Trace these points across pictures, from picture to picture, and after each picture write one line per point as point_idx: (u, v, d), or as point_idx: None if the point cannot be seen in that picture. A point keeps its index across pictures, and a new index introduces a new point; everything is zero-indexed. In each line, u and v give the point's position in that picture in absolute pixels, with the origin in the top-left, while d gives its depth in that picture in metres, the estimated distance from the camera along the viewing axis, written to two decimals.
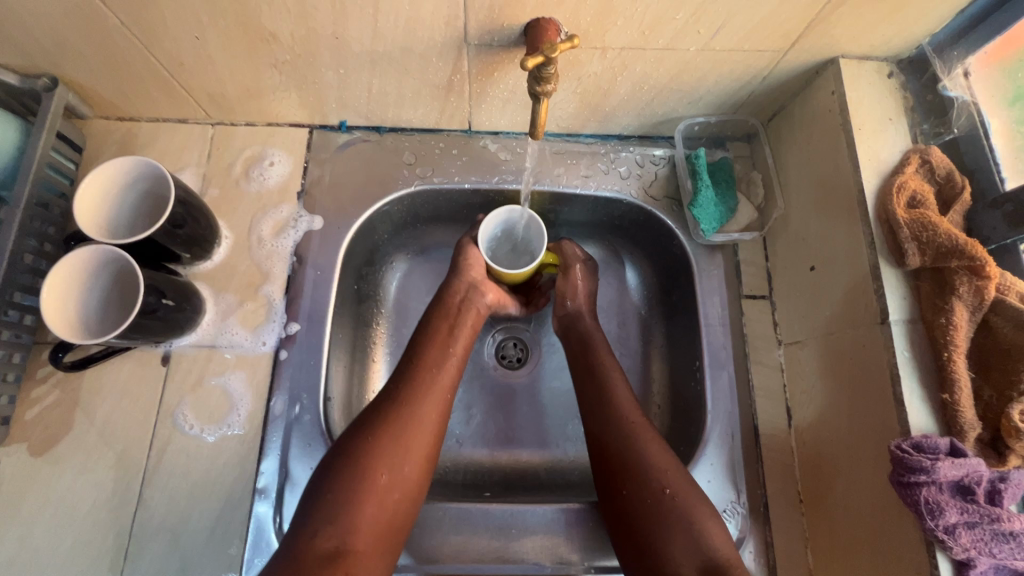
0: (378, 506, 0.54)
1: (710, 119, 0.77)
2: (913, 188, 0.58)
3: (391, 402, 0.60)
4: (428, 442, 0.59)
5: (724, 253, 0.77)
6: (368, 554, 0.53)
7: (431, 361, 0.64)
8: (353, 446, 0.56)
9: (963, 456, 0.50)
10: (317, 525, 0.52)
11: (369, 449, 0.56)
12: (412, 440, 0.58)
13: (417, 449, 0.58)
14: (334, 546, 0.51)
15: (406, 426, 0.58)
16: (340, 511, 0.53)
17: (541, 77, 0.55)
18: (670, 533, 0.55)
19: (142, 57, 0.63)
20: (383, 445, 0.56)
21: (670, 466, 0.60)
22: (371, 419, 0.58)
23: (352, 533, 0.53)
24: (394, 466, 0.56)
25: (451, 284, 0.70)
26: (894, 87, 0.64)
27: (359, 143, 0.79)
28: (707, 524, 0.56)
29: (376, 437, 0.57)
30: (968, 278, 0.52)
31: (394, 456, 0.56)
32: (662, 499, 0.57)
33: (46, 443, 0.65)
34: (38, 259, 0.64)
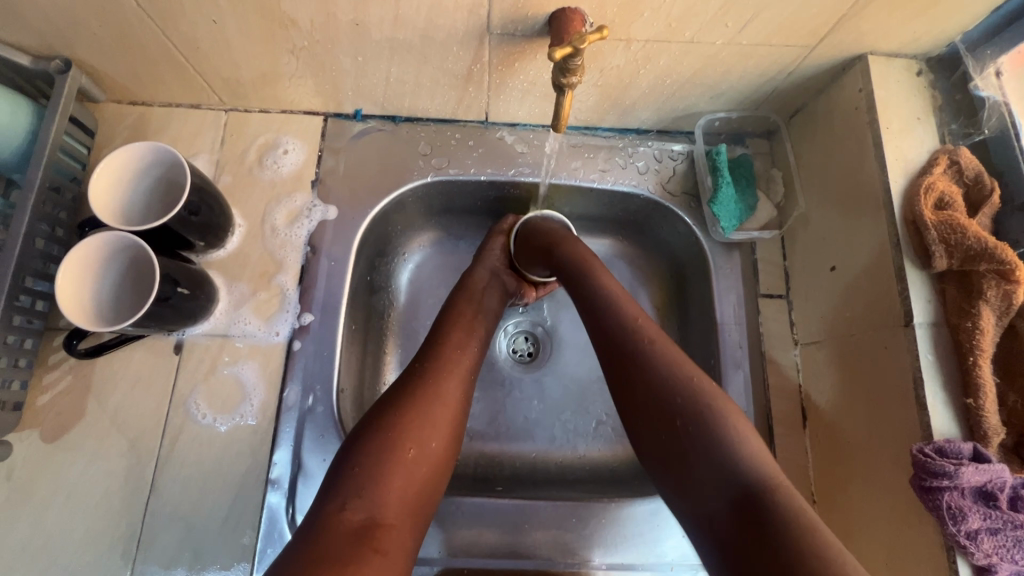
0: (408, 477, 0.52)
1: (731, 115, 0.76)
2: (941, 189, 0.57)
3: (415, 377, 0.59)
4: (454, 416, 0.58)
5: (742, 252, 0.76)
6: (401, 529, 0.50)
7: (455, 342, 0.63)
8: (377, 419, 0.55)
9: (986, 462, 0.49)
10: (345, 498, 0.49)
11: (398, 421, 0.54)
12: (440, 415, 0.56)
13: (445, 422, 0.57)
14: (363, 519, 0.49)
15: (432, 398, 0.57)
16: (369, 483, 0.51)
17: (567, 68, 0.54)
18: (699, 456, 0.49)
19: (157, 40, 0.62)
20: (410, 416, 0.55)
21: (697, 383, 0.53)
22: (395, 393, 0.57)
23: (382, 505, 0.50)
24: (423, 439, 0.54)
25: (471, 272, 0.72)
26: (923, 86, 0.63)
27: (374, 132, 0.78)
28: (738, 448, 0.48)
29: (403, 408, 0.55)
30: (996, 282, 0.52)
31: (422, 427, 0.55)
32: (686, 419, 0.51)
33: (59, 430, 0.65)
34: (50, 244, 0.63)
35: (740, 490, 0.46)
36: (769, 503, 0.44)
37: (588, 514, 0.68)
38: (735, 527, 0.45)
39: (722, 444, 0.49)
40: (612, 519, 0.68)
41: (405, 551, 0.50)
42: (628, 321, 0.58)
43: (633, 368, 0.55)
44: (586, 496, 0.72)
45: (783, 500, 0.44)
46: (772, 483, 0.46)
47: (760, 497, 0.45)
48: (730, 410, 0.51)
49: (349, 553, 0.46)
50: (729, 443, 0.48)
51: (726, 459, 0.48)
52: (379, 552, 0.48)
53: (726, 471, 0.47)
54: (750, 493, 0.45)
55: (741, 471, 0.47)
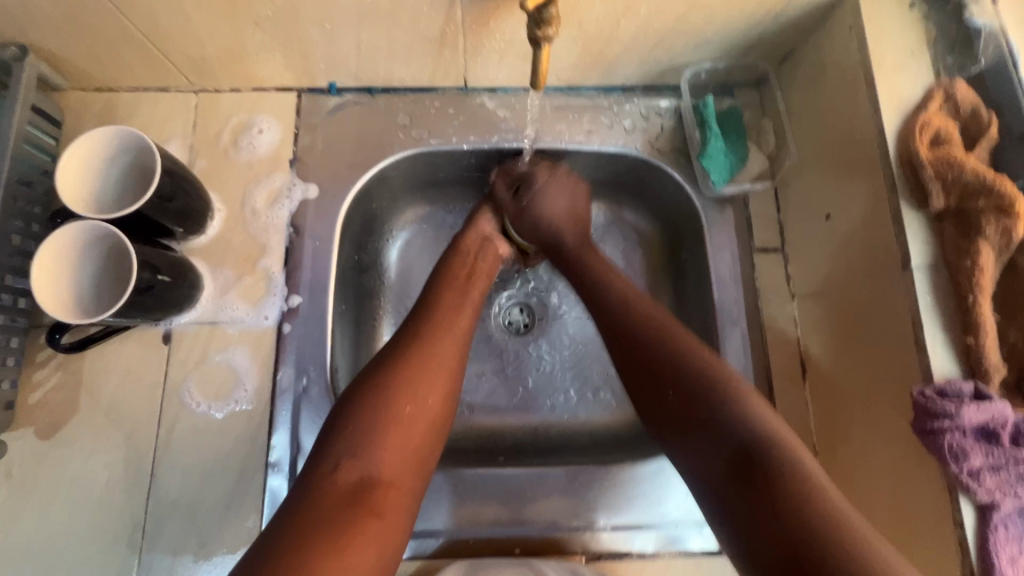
0: (404, 435, 0.51)
1: (718, 65, 0.73)
2: (937, 126, 0.55)
3: (407, 339, 0.57)
4: (450, 374, 0.57)
5: (735, 207, 0.74)
6: (397, 489, 0.49)
7: (449, 305, 0.62)
8: (373, 378, 0.53)
9: (988, 400, 0.49)
10: (338, 458, 0.48)
11: (390, 380, 0.53)
12: (433, 371, 0.55)
13: (440, 379, 0.55)
14: (358, 479, 0.47)
15: (425, 357, 0.56)
16: (364, 442, 0.49)
17: (542, 20, 0.51)
18: (705, 412, 0.52)
19: (113, 17, 0.59)
20: (405, 375, 0.54)
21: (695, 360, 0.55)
22: (388, 356, 0.56)
23: (377, 465, 0.49)
24: (419, 397, 0.53)
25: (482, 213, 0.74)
26: (916, 20, 0.60)
27: (350, 106, 0.76)
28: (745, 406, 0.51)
29: (396, 367, 0.54)
30: (996, 217, 0.50)
31: (416, 384, 0.54)
32: (690, 384, 0.53)
33: (54, 426, 0.64)
34: (27, 241, 0.62)
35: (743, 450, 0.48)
36: (768, 456, 0.47)
37: (589, 478, 0.68)
38: (732, 479, 0.48)
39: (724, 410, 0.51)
40: (615, 482, 0.68)
41: (404, 511, 0.49)
42: (644, 312, 0.60)
43: (641, 342, 0.58)
44: (588, 461, 0.72)
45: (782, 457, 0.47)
46: (773, 443, 0.48)
47: (762, 455, 0.47)
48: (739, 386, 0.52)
49: (343, 515, 0.45)
50: (736, 417, 0.50)
51: (728, 421, 0.50)
52: (373, 515, 0.46)
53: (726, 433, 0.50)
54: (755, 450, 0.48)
55: (742, 431, 0.49)
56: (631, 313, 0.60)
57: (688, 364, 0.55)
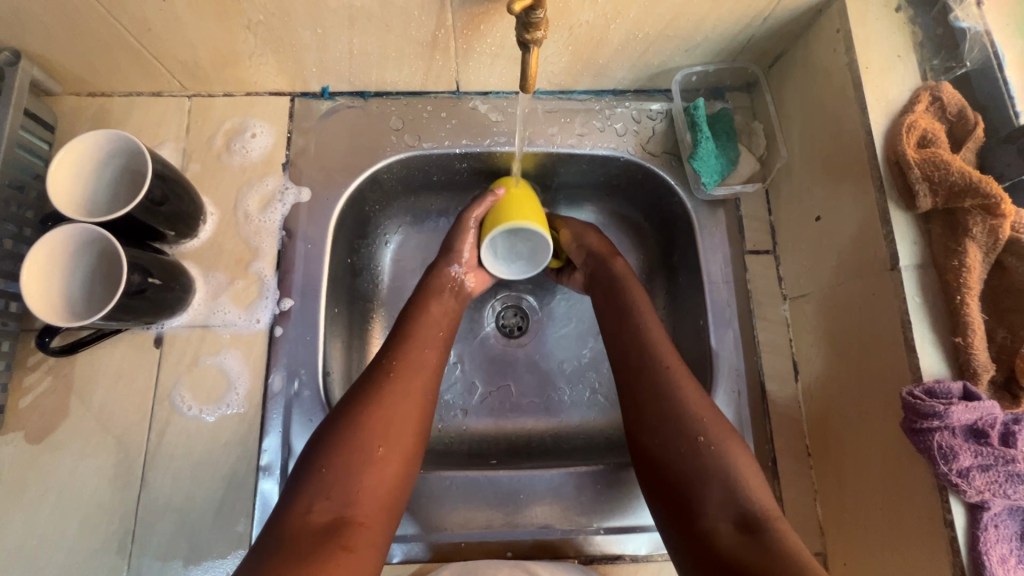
0: (379, 471, 0.52)
1: (708, 68, 0.74)
2: (923, 127, 0.56)
3: (376, 370, 0.57)
4: (422, 411, 0.57)
5: (727, 209, 0.75)
6: (370, 526, 0.50)
7: (423, 338, 0.61)
8: (347, 412, 0.54)
9: (976, 400, 0.49)
10: (311, 499, 0.49)
11: (363, 419, 0.53)
12: (406, 410, 0.55)
13: (412, 419, 0.55)
14: (329, 520, 0.48)
15: (399, 395, 0.56)
16: (340, 481, 0.50)
17: (530, 23, 0.52)
18: (705, 484, 0.53)
19: (105, 22, 0.60)
20: (378, 414, 0.54)
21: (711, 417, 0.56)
22: (361, 392, 0.56)
23: (353, 503, 0.50)
24: (392, 436, 0.54)
25: (461, 237, 0.68)
26: (903, 22, 0.61)
27: (343, 109, 0.76)
28: (748, 477, 0.53)
29: (368, 405, 0.54)
30: (982, 218, 0.51)
31: (390, 424, 0.54)
32: (703, 459, 0.54)
33: (44, 430, 0.64)
34: (19, 244, 0.62)
35: (742, 516, 0.50)
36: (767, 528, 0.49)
37: (582, 481, 0.68)
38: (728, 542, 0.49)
39: (728, 474, 0.52)
40: (608, 484, 0.68)
41: (377, 545, 0.50)
42: (670, 375, 0.58)
43: (664, 406, 0.57)
44: (582, 463, 0.72)
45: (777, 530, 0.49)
46: (773, 520, 0.50)
47: (763, 529, 0.49)
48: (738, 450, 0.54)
49: (316, 555, 0.46)
50: (743, 488, 0.52)
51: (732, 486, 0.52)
52: (349, 549, 0.47)
53: (731, 497, 0.51)
54: (752, 520, 0.50)
55: (750, 504, 0.51)
56: (657, 366, 0.59)
57: (710, 442, 0.54)
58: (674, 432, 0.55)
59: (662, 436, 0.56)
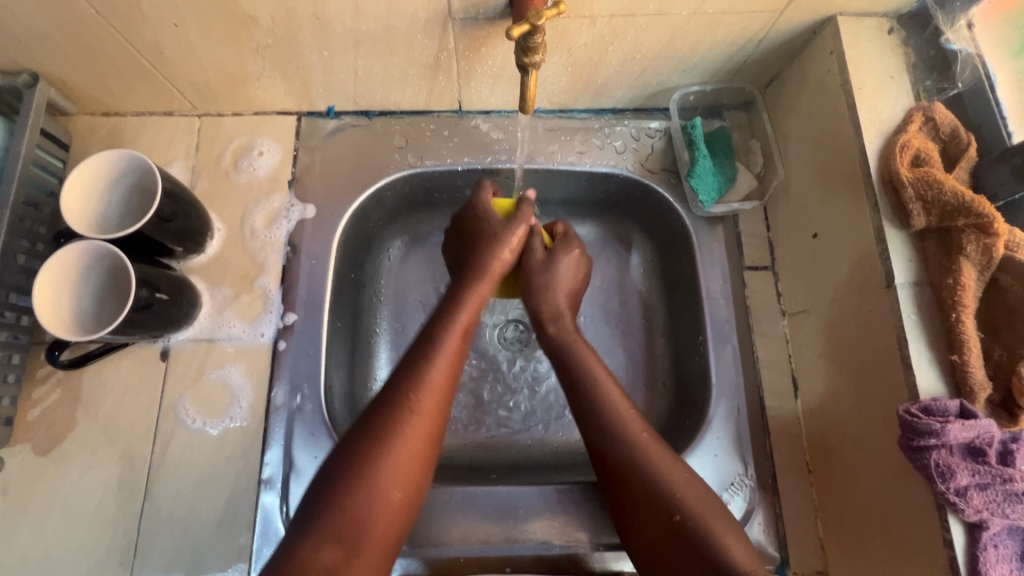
0: (387, 518, 0.51)
1: (705, 88, 0.75)
2: (916, 147, 0.57)
3: (387, 409, 0.54)
4: (432, 445, 0.55)
5: (725, 226, 0.75)
6: (373, 563, 0.50)
7: (446, 359, 0.58)
8: (359, 457, 0.51)
9: (973, 418, 0.49)
10: (322, 538, 0.48)
11: (379, 460, 0.52)
12: (419, 445, 0.54)
13: (423, 454, 0.54)
14: (338, 559, 0.48)
15: (416, 432, 0.54)
16: (350, 522, 0.49)
17: (529, 48, 0.54)
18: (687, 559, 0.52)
19: (121, 45, 0.62)
20: (394, 454, 0.52)
21: (682, 491, 0.55)
22: (381, 428, 0.53)
23: (359, 544, 0.49)
24: (404, 476, 0.52)
25: (512, 234, 0.67)
26: (895, 44, 0.62)
27: (348, 128, 0.78)
28: (725, 543, 0.51)
29: (387, 442, 0.52)
30: (976, 236, 0.51)
31: (403, 465, 0.53)
32: (683, 537, 0.52)
33: (51, 442, 0.65)
34: (32, 259, 0.64)
35: None
36: None
37: (581, 497, 0.68)
38: None
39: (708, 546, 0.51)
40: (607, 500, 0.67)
41: None
42: (640, 443, 0.57)
43: (632, 469, 0.56)
44: (582, 478, 0.72)
45: None
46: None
47: None
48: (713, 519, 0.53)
49: None
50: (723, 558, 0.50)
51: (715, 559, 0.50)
52: None
53: (714, 570, 0.50)
54: None
55: (730, 572, 0.49)
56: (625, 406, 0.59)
57: (685, 519, 0.53)
58: (653, 504, 0.55)
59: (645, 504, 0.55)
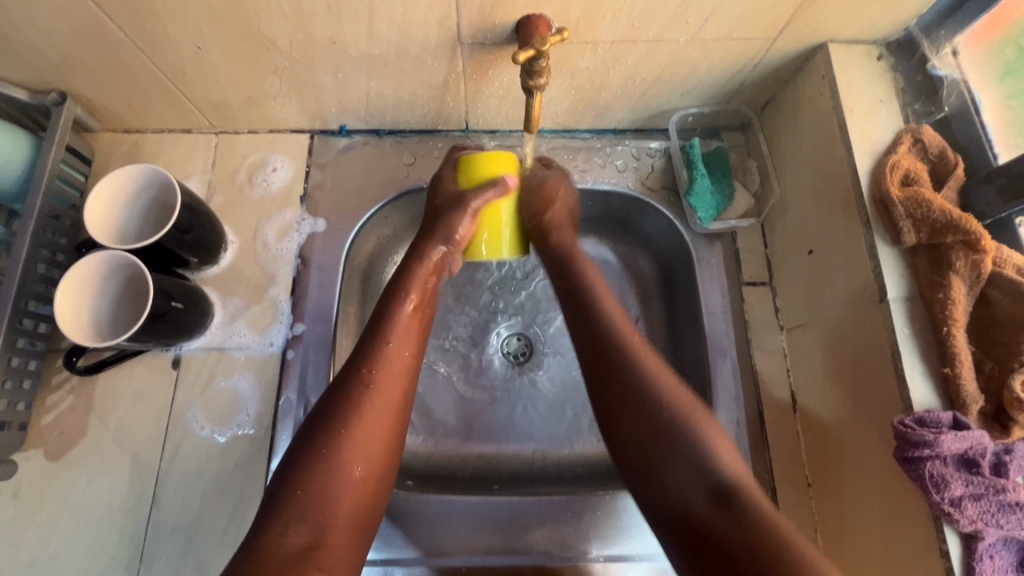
0: (354, 494, 0.50)
1: (703, 110, 0.78)
2: (906, 167, 0.59)
3: (341, 387, 0.54)
4: (395, 423, 0.54)
5: (723, 242, 0.78)
6: (343, 547, 0.48)
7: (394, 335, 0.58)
8: (319, 435, 0.51)
9: (966, 429, 0.50)
10: (286, 521, 0.47)
11: (337, 437, 0.51)
12: (378, 422, 0.53)
13: (385, 432, 0.53)
14: (305, 542, 0.46)
15: (374, 409, 0.53)
16: (313, 504, 0.48)
17: (533, 71, 0.57)
18: (669, 460, 0.52)
19: (147, 67, 0.65)
20: (351, 431, 0.51)
21: (675, 396, 0.55)
22: (332, 405, 0.53)
23: (326, 527, 0.48)
24: (366, 453, 0.51)
25: (458, 221, 0.61)
26: (884, 70, 0.65)
27: (359, 146, 0.81)
28: (716, 448, 0.52)
29: (342, 417, 0.52)
30: (964, 253, 0.53)
31: (362, 442, 0.52)
32: (667, 437, 0.53)
33: (63, 448, 0.67)
34: (51, 269, 0.66)
35: (715, 489, 0.49)
36: (745, 503, 0.48)
37: (582, 507, 0.68)
38: (707, 519, 0.48)
39: (694, 444, 0.52)
40: (608, 511, 0.68)
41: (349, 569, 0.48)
42: (632, 349, 0.58)
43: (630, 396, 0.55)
44: (584, 489, 0.73)
45: (754, 501, 0.48)
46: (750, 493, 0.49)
47: (735, 497, 0.48)
48: (705, 424, 0.54)
49: None
50: (707, 459, 0.51)
51: (700, 461, 0.51)
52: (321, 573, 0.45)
53: (698, 471, 0.51)
54: (723, 492, 0.49)
55: (716, 475, 0.50)
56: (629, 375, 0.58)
57: (673, 418, 0.54)
58: (640, 409, 0.55)
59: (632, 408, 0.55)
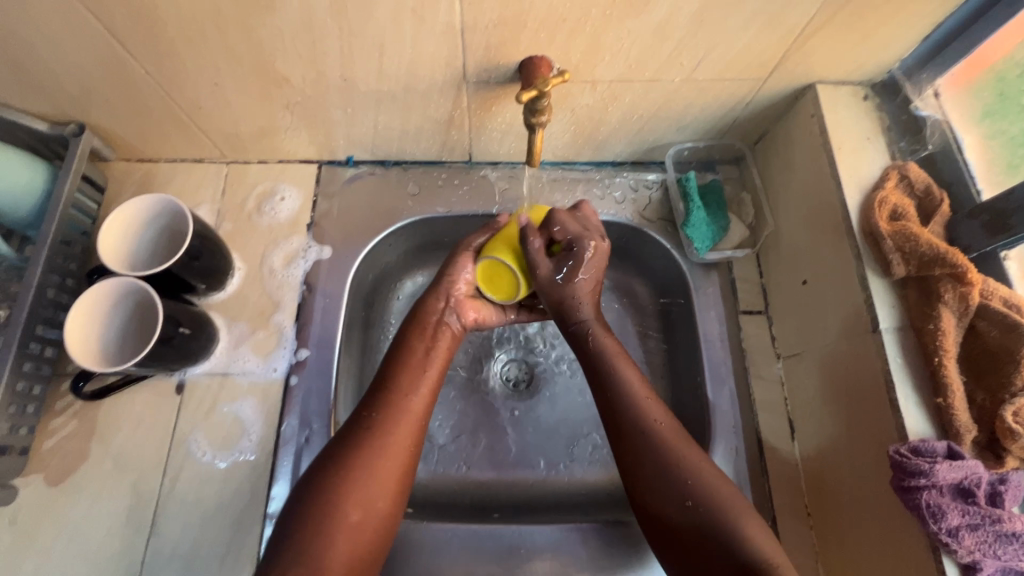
0: (352, 541, 0.51)
1: (698, 144, 0.81)
2: (894, 202, 0.61)
3: (360, 433, 0.56)
4: (403, 471, 0.56)
5: (719, 272, 0.79)
6: None
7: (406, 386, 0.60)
8: (322, 480, 0.53)
9: (960, 459, 0.51)
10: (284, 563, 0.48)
11: (341, 481, 0.52)
12: (384, 468, 0.54)
13: (391, 481, 0.55)
14: None
15: (380, 454, 0.55)
16: (312, 548, 0.49)
17: (536, 110, 0.60)
18: (703, 544, 0.51)
19: (163, 100, 0.68)
20: (354, 475, 0.53)
21: (699, 474, 0.54)
22: (338, 449, 0.55)
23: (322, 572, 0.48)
24: (368, 499, 0.53)
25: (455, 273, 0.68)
26: (870, 109, 0.68)
27: (365, 176, 0.83)
28: (742, 521, 0.51)
29: (347, 461, 0.54)
30: (952, 285, 0.55)
31: (365, 487, 0.53)
32: (699, 521, 0.52)
33: (64, 473, 0.67)
34: (61, 293, 0.67)
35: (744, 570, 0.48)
36: None
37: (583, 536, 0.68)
38: None
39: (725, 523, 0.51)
40: (609, 540, 0.68)
41: None
42: (651, 422, 0.58)
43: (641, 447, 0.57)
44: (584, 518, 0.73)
45: None
46: (774, 569, 0.48)
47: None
48: (731, 499, 0.53)
49: None
50: (742, 543, 0.50)
51: (732, 542, 0.50)
52: None
53: (728, 551, 0.50)
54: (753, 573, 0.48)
55: (747, 555, 0.49)
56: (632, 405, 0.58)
57: (699, 504, 0.53)
58: (664, 486, 0.54)
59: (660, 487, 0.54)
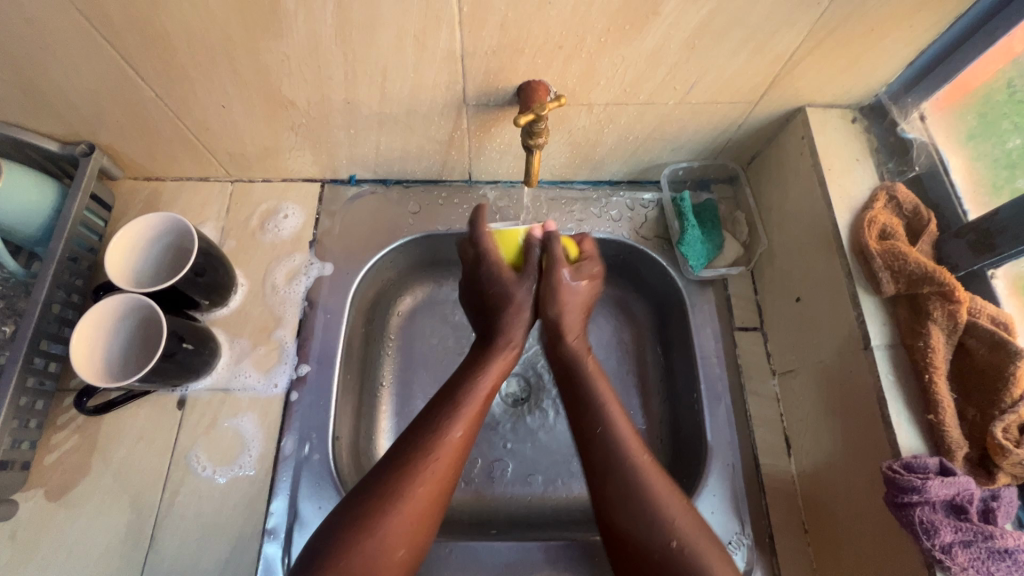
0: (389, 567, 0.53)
1: (693, 164, 0.83)
2: (882, 222, 0.63)
3: (402, 461, 0.57)
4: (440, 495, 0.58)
5: (715, 289, 0.81)
6: None
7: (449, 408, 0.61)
8: (363, 508, 0.54)
9: (953, 475, 0.51)
10: None
11: (382, 509, 0.54)
12: (425, 495, 0.56)
13: (428, 505, 0.56)
14: None
15: (422, 481, 0.56)
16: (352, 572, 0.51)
17: (534, 132, 0.62)
18: None
19: (171, 121, 0.70)
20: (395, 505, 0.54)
21: (685, 520, 0.55)
22: (379, 479, 0.56)
23: None
24: (406, 526, 0.55)
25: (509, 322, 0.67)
26: (859, 132, 0.70)
27: (367, 195, 0.85)
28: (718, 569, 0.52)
29: (388, 493, 0.55)
30: (941, 302, 0.56)
31: (404, 517, 0.55)
32: (676, 563, 0.53)
33: (63, 488, 0.67)
34: (65, 309, 0.69)
35: None
36: None
37: (580, 553, 0.68)
38: None
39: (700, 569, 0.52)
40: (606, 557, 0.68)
41: None
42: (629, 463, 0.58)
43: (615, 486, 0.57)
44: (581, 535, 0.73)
45: None
46: None
47: None
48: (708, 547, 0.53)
49: None
50: None
51: None
52: None
53: None
54: None
55: None
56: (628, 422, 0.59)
57: (683, 546, 0.53)
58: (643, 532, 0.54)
59: (631, 525, 0.55)
